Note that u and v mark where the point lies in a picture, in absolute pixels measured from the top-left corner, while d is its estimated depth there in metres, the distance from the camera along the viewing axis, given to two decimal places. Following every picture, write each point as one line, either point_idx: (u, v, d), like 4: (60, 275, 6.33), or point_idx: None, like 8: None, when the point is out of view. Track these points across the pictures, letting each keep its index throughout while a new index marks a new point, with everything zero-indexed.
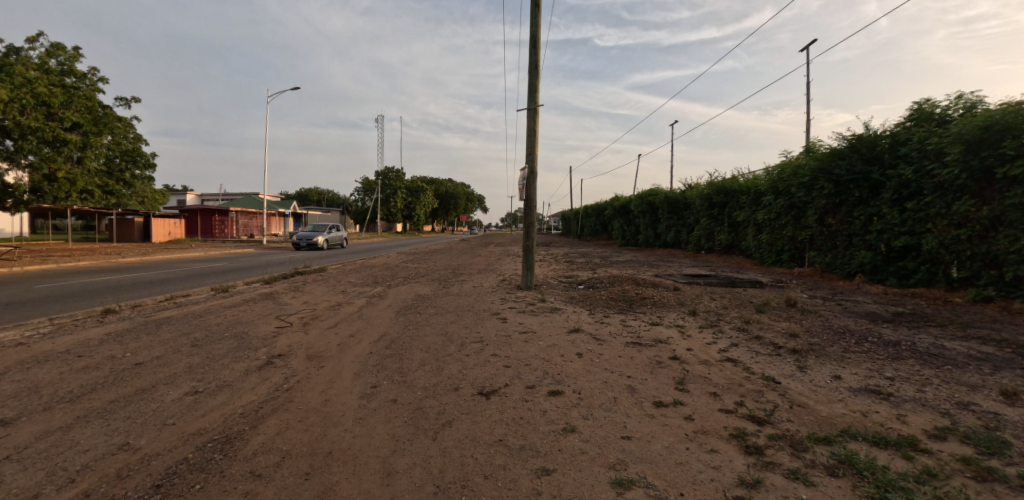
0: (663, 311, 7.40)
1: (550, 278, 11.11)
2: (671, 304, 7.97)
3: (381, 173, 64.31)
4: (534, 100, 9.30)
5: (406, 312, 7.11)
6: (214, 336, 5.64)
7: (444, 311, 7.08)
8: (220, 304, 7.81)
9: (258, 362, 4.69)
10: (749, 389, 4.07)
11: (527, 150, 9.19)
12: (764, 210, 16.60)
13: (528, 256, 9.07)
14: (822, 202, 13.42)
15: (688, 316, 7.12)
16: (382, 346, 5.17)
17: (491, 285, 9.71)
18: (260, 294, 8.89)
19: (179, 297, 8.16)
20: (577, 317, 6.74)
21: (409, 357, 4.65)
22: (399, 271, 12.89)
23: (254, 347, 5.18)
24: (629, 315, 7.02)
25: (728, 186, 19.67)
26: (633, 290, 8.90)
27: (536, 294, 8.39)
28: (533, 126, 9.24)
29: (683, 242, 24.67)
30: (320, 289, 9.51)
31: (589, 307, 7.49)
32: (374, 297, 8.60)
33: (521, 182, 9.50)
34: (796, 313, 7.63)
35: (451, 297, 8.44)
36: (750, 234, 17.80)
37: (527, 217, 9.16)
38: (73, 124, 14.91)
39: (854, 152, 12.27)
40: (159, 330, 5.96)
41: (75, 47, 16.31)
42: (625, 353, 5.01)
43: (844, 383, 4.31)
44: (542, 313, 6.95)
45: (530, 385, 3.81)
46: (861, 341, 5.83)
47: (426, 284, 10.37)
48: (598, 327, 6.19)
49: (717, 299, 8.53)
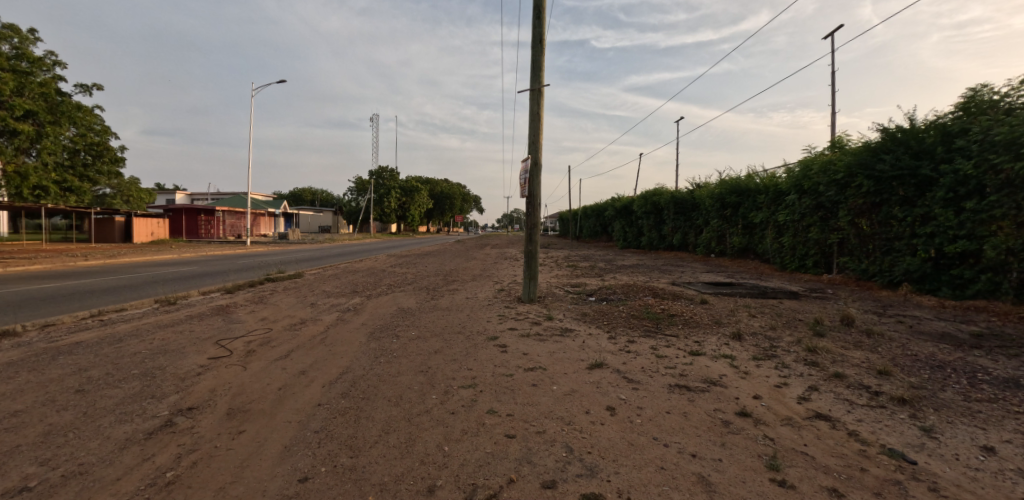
0: (700, 334, 6.00)
1: (555, 287, 9.67)
2: (707, 323, 6.56)
3: (375, 172, 62.96)
4: (538, 78, 7.90)
5: (380, 334, 5.67)
6: (114, 373, 4.14)
7: (430, 333, 5.64)
8: (156, 321, 6.28)
9: (151, 423, 3.22)
10: (880, 480, 2.67)
11: (531, 138, 7.79)
12: (786, 212, 15.25)
13: (531, 263, 7.63)
14: (858, 202, 12.05)
15: (732, 343, 5.72)
16: (336, 392, 3.74)
17: (487, 297, 8.29)
18: (213, 307, 7.39)
19: (110, 312, 6.60)
20: (596, 344, 5.35)
21: (371, 417, 3.24)
22: (384, 278, 11.38)
23: (159, 394, 3.72)
24: (661, 341, 5.65)
25: (742, 185, 18.32)
26: (656, 303, 7.51)
27: (542, 311, 6.95)
28: (538, 110, 7.83)
29: (690, 244, 23.33)
30: (287, 301, 8.01)
31: (608, 327, 6.10)
32: (347, 313, 7.11)
33: (522, 176, 8.10)
34: (860, 338, 6.26)
35: (439, 313, 6.97)
36: (769, 237, 16.42)
37: (530, 218, 7.75)
38: (26, 113, 13.27)
39: (898, 146, 10.94)
40: (48, 362, 4.45)
41: (31, 28, 14.54)
42: (673, 408, 3.60)
43: (1009, 463, 2.93)
44: (551, 337, 5.54)
45: (549, 484, 2.39)
46: (972, 381, 4.46)
47: (412, 294, 8.88)
48: (625, 359, 4.81)
49: (758, 318, 7.16)
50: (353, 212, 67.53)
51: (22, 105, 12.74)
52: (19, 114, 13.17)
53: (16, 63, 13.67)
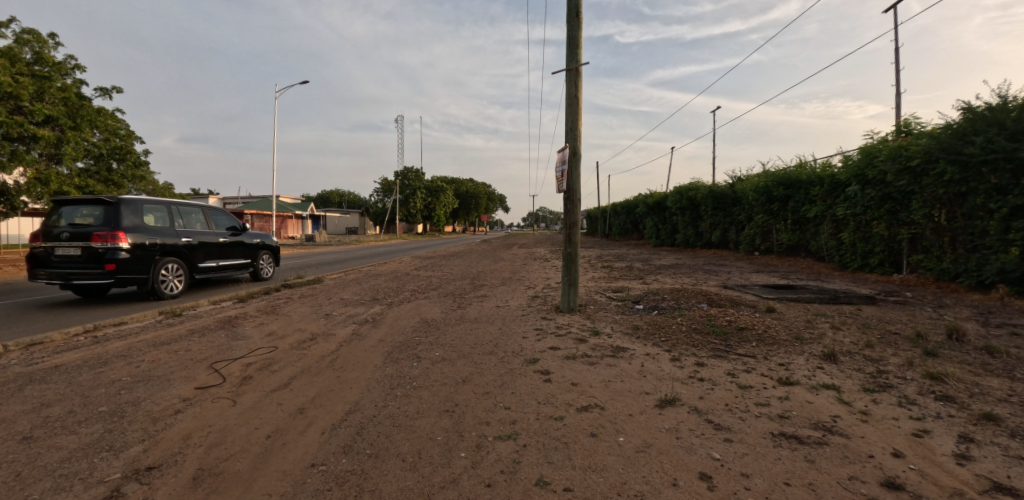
0: (782, 355, 4.93)
1: (595, 293, 8.68)
2: (785, 340, 5.48)
3: (400, 173, 63.41)
4: (576, 57, 6.92)
5: (399, 355, 4.83)
6: (79, 412, 3.43)
7: (457, 354, 4.74)
8: (152, 338, 5.64)
9: (92, 495, 2.43)
10: None
11: (568, 125, 6.84)
12: (845, 204, 13.74)
13: (570, 267, 6.69)
14: (937, 192, 10.55)
15: (827, 368, 4.63)
16: (336, 444, 2.90)
17: (519, 306, 7.38)
18: (219, 320, 6.72)
19: (107, 328, 6.00)
20: (659, 370, 4.35)
21: (376, 490, 2.37)
22: (407, 283, 10.64)
23: (119, 445, 2.97)
24: (738, 365, 4.63)
25: (791, 177, 16.82)
26: (718, 312, 6.43)
27: (584, 323, 5.99)
28: (576, 93, 6.85)
29: (731, 241, 21.86)
30: (300, 311, 7.31)
31: (669, 346, 5.09)
32: (365, 325, 6.34)
33: (559, 169, 7.17)
34: (985, 359, 5.02)
35: (466, 326, 6.09)
36: (825, 232, 14.91)
37: (568, 216, 6.79)
38: (47, 119, 13.05)
39: (989, 126, 9.41)
40: (10, 394, 3.79)
41: (50, 33, 14.39)
42: (792, 476, 2.60)
43: None
44: (602, 360, 4.59)
45: None
46: None
47: (437, 302, 8.06)
48: (701, 392, 3.82)
49: (845, 332, 5.97)
50: (379, 213, 67.94)
51: (41, 110, 12.47)
52: (40, 120, 12.96)
53: (36, 68, 13.46)
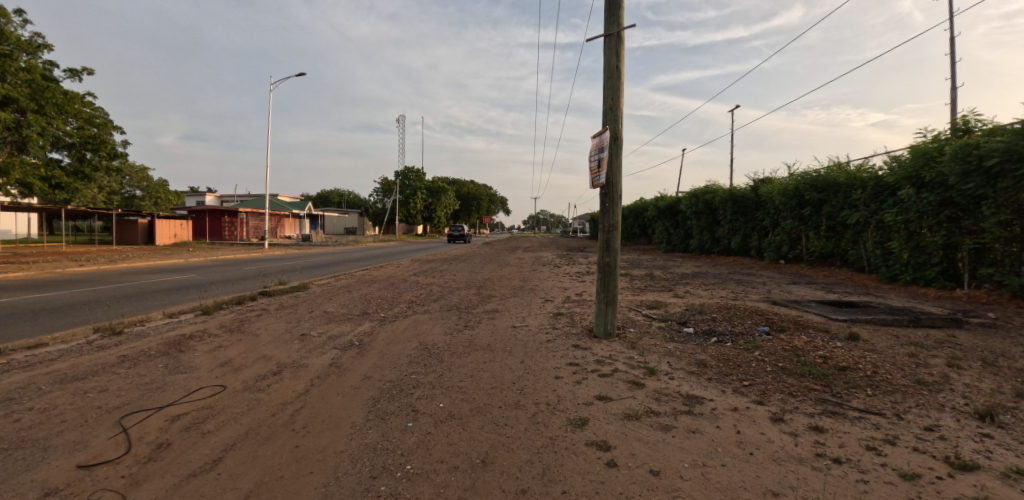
0: (919, 412, 3.56)
1: (629, 310, 7.27)
2: (907, 386, 4.08)
3: (402, 172, 62.06)
4: (617, 19, 5.55)
5: (389, 406, 3.45)
6: None
7: (470, 408, 3.37)
8: (64, 370, 4.28)
9: None
10: None
11: (608, 103, 5.52)
12: (894, 209, 12.35)
13: (608, 282, 5.35)
14: (1017, 196, 9.15)
15: (1000, 437, 3.22)
16: None
17: (542, 326, 5.98)
18: (167, 340, 5.36)
19: (11, 355, 4.62)
20: (769, 442, 2.96)
21: None
22: (406, 292, 9.27)
23: None
24: (869, 429, 3.25)
25: (825, 179, 15.48)
26: (799, 342, 5.04)
27: (631, 356, 4.63)
28: (618, 64, 5.51)
29: (752, 248, 20.53)
30: (271, 329, 5.95)
31: (761, 396, 3.71)
32: (347, 353, 4.93)
33: (594, 158, 5.82)
34: None
35: (478, 356, 4.68)
36: (867, 241, 13.54)
37: (606, 217, 5.44)
38: (5, 99, 11.64)
39: None
40: None
41: (17, 9, 13.11)
42: None
43: None
44: (679, 420, 3.22)
45: None
46: None
47: (440, 319, 6.68)
48: (856, 492, 2.44)
49: (972, 373, 4.55)
50: (380, 213, 66.84)
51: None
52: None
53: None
